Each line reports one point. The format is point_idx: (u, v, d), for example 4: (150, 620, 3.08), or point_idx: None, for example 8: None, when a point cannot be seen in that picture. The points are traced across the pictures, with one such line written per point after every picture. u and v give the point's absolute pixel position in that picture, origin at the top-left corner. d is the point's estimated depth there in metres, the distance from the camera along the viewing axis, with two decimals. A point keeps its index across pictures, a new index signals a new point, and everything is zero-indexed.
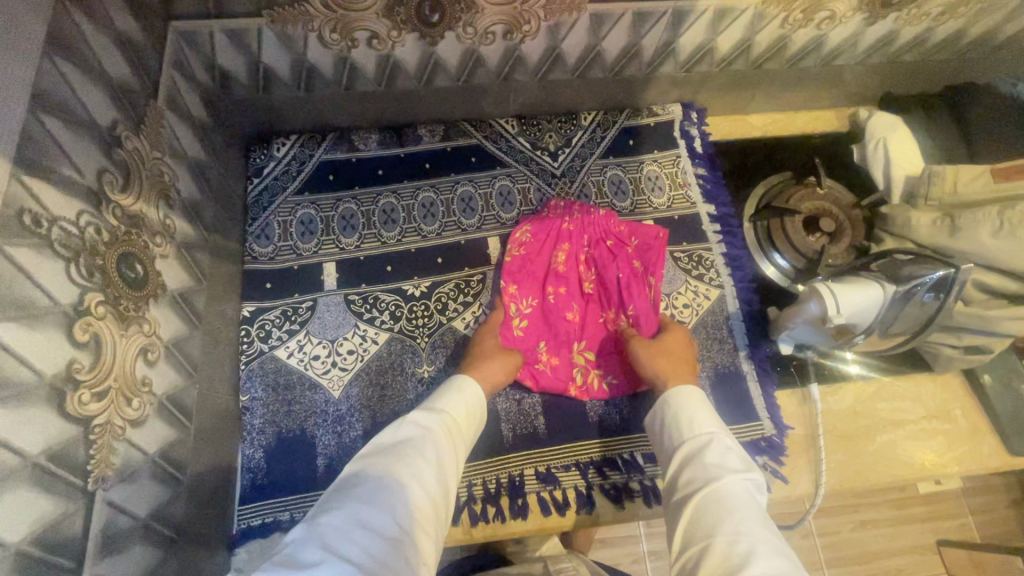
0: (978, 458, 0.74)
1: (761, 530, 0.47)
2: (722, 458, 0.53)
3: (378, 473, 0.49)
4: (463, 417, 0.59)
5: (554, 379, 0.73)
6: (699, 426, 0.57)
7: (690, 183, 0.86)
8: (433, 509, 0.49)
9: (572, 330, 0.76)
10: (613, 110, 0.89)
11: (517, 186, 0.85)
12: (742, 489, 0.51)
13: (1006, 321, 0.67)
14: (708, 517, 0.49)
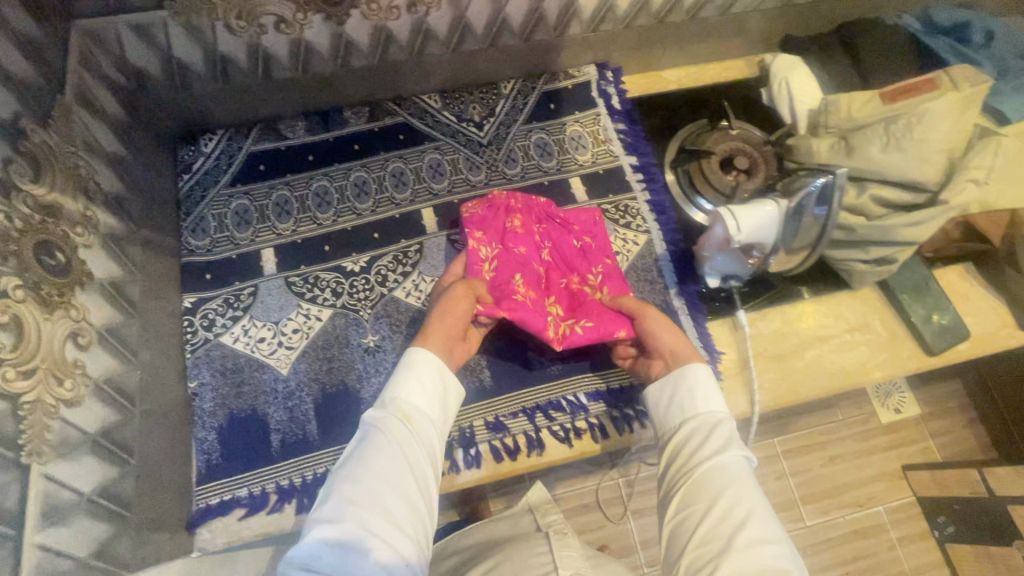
0: (897, 361, 0.80)
1: (759, 507, 0.51)
2: (729, 437, 0.57)
3: (343, 489, 0.51)
4: (425, 398, 0.60)
5: (535, 313, 0.68)
6: (709, 406, 0.60)
7: (612, 138, 0.90)
8: (414, 504, 0.52)
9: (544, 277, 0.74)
10: (532, 77, 0.92)
11: (447, 157, 0.87)
12: (741, 465, 0.55)
13: (903, 228, 0.72)
14: (713, 483, 0.53)
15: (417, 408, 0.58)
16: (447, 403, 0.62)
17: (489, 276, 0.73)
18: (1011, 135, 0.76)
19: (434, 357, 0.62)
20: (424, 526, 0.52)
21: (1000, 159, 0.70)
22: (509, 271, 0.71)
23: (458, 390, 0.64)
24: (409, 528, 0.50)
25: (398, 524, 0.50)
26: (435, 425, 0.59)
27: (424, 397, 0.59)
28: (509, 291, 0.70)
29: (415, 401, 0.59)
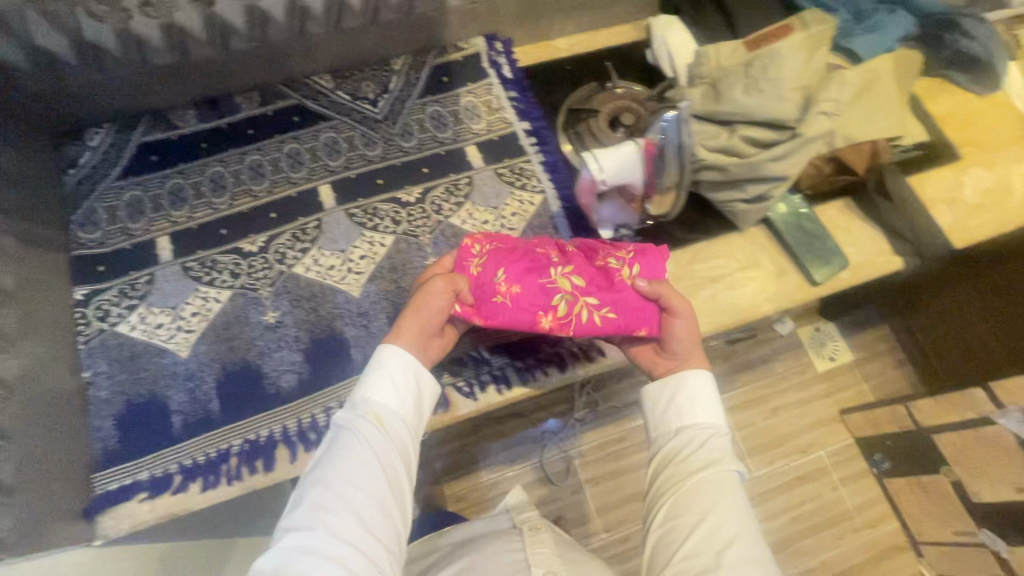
0: (784, 294, 0.84)
1: (749, 521, 0.56)
2: (721, 453, 0.61)
3: (313, 497, 0.53)
4: (397, 397, 0.61)
5: (521, 298, 0.65)
6: (704, 417, 0.63)
7: (504, 106, 0.92)
8: (384, 509, 0.54)
9: (541, 265, 0.68)
10: (422, 53, 0.95)
11: (343, 135, 0.89)
12: (731, 478, 0.59)
13: (769, 164, 0.77)
14: (707, 495, 0.57)
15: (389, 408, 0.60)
16: (422, 398, 0.64)
17: (477, 271, 0.68)
18: (860, 73, 0.82)
19: (407, 357, 0.63)
20: (396, 521, 0.55)
21: (847, 93, 0.75)
22: (494, 266, 0.67)
23: (434, 384, 0.65)
24: (380, 526, 0.53)
25: (368, 524, 0.53)
26: (408, 422, 0.62)
27: (396, 395, 0.61)
28: (489, 290, 0.66)
29: (385, 400, 0.61)
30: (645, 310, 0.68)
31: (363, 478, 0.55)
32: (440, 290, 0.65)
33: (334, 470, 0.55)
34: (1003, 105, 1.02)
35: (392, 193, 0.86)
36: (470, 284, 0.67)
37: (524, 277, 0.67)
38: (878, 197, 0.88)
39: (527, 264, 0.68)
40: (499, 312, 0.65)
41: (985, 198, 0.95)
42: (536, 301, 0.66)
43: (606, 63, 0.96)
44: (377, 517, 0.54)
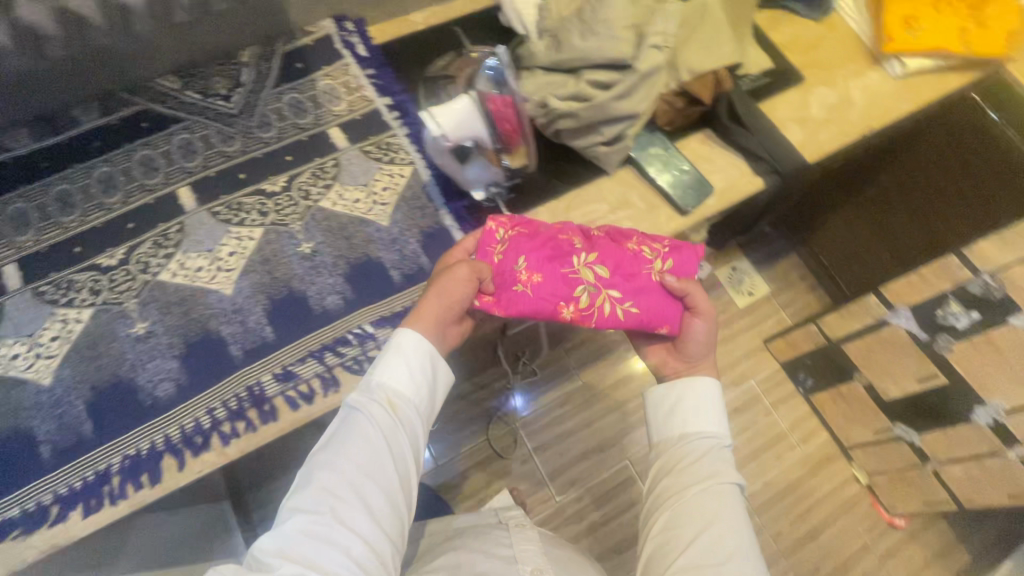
0: (656, 227, 0.89)
1: (747, 538, 0.64)
2: (726, 463, 0.70)
3: (322, 478, 0.60)
4: (410, 387, 0.68)
5: (537, 296, 0.76)
6: (706, 425, 0.73)
7: (364, 84, 0.92)
8: (389, 497, 0.61)
9: (568, 261, 0.78)
10: (271, 42, 0.93)
11: (198, 134, 0.86)
12: (729, 491, 0.67)
13: (615, 104, 0.80)
14: (709, 504, 0.65)
15: (401, 395, 0.67)
16: (434, 389, 0.71)
17: (496, 259, 0.78)
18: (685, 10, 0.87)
19: (425, 342, 0.70)
20: (399, 509, 0.62)
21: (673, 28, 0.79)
22: (515, 255, 0.77)
23: (448, 373, 0.73)
24: (384, 513, 0.60)
25: (373, 511, 0.60)
26: (417, 411, 0.69)
27: (408, 385, 0.68)
28: (512, 279, 0.76)
29: (399, 389, 0.67)
30: (664, 304, 0.78)
31: (374, 466, 0.62)
32: (462, 278, 0.73)
33: (347, 454, 0.61)
34: (836, 28, 1.10)
35: (256, 186, 0.84)
36: (496, 272, 0.77)
37: (545, 267, 0.77)
38: (730, 126, 0.94)
39: (550, 256, 0.77)
40: (519, 300, 0.76)
41: (831, 114, 1.02)
42: (557, 291, 0.76)
43: (455, 27, 0.97)
44: (383, 504, 0.61)
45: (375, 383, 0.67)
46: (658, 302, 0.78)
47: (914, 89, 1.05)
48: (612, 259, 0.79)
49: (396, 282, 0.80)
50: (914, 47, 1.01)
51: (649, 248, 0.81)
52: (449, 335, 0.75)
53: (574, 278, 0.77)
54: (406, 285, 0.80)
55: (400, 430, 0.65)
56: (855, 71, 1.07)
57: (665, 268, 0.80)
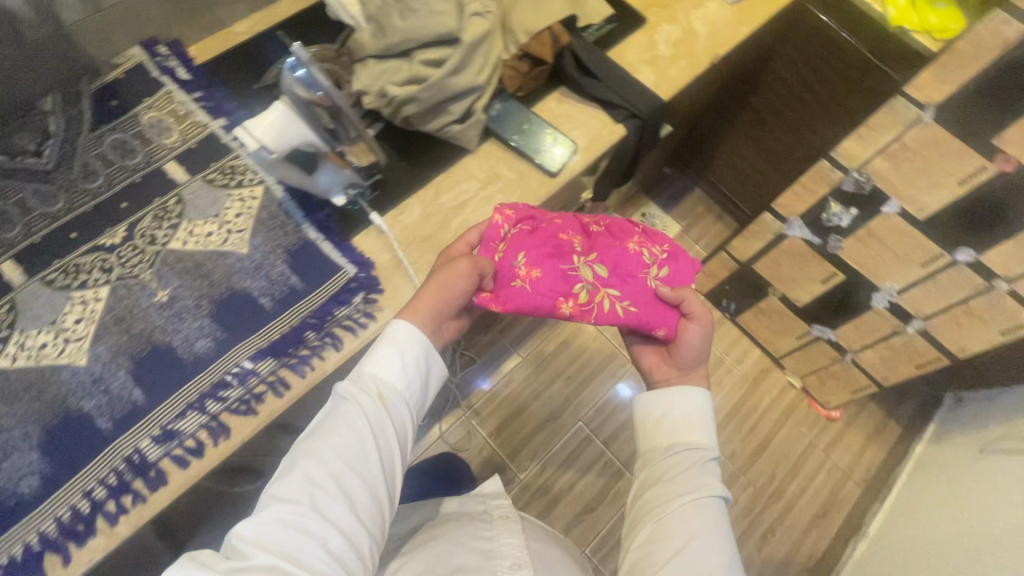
0: (528, 194, 0.89)
1: (728, 549, 0.67)
2: (712, 478, 0.73)
3: (306, 469, 0.60)
4: (399, 379, 0.69)
5: (534, 292, 0.78)
6: (694, 435, 0.76)
7: (193, 110, 0.86)
8: (375, 493, 0.62)
9: (568, 258, 0.81)
10: (77, 83, 0.84)
11: (11, 200, 0.77)
12: (714, 506, 0.70)
13: (451, 80, 0.79)
14: (697, 521, 0.68)
15: (391, 387, 0.68)
16: (425, 383, 0.71)
17: (497, 257, 0.81)
18: None
19: (418, 334, 0.70)
20: (383, 508, 0.62)
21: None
22: (516, 253, 0.79)
23: (442, 367, 0.73)
24: (367, 509, 0.60)
25: (354, 507, 0.59)
26: (408, 406, 0.69)
27: (399, 377, 0.68)
28: (511, 276, 0.79)
29: (390, 381, 0.68)
30: (660, 309, 0.81)
31: (359, 459, 0.62)
32: (464, 273, 0.74)
33: (333, 444, 0.62)
34: None
35: (92, 243, 0.77)
36: (495, 270, 0.80)
37: (544, 262, 0.80)
38: (582, 79, 0.95)
39: (550, 251, 0.80)
40: (517, 295, 0.78)
41: (678, 48, 1.05)
42: (555, 286, 0.78)
43: (279, 30, 0.92)
44: (367, 499, 0.61)
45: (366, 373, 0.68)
46: (654, 306, 0.81)
47: (748, 10, 1.10)
48: (610, 258, 0.82)
49: (268, 309, 0.76)
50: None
51: (649, 250, 0.84)
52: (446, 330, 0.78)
53: (573, 275, 0.80)
54: (280, 310, 0.76)
55: (389, 424, 0.66)
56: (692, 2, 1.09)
57: (662, 275, 0.83)
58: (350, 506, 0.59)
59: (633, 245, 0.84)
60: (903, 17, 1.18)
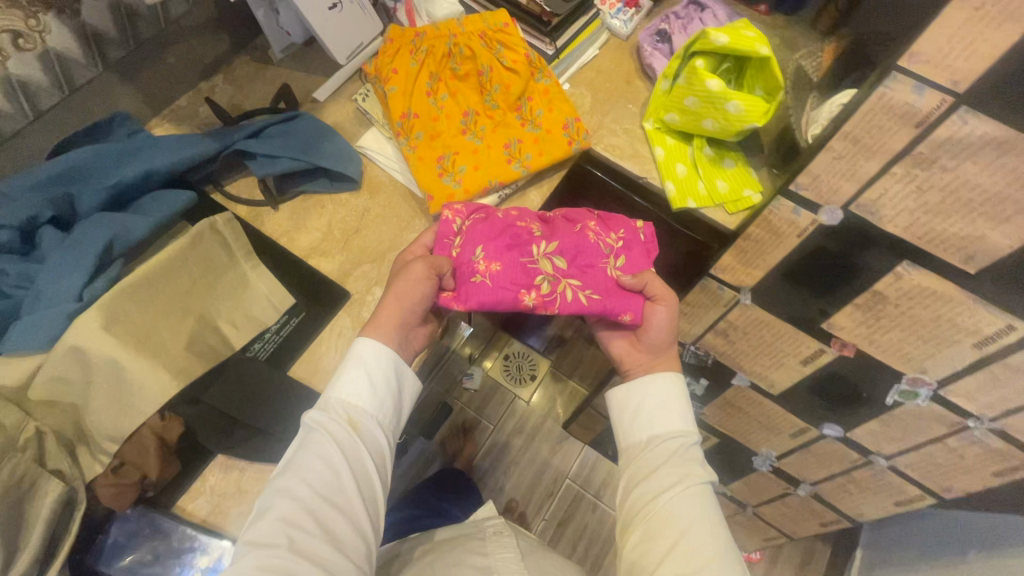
0: None
1: (721, 530, 0.62)
2: (691, 459, 0.68)
3: (278, 508, 0.56)
4: (368, 405, 0.65)
5: (497, 283, 0.66)
6: (669, 423, 0.71)
7: None
8: (354, 519, 0.59)
9: (526, 250, 0.69)
10: None
11: None
12: (700, 493, 0.64)
13: None
14: (685, 505, 0.63)
15: (360, 413, 0.64)
16: (395, 400, 0.68)
17: (455, 253, 0.71)
18: (44, 380, 0.57)
19: (386, 351, 0.67)
20: (364, 531, 0.60)
21: None
22: (471, 246, 0.69)
23: (411, 388, 0.71)
24: (350, 542, 0.57)
25: (334, 542, 0.56)
26: (382, 429, 0.66)
27: (369, 398, 0.65)
28: (470, 272, 0.68)
29: (362, 411, 0.64)
30: (625, 295, 0.71)
31: (336, 496, 0.59)
32: (419, 277, 0.68)
33: (306, 484, 0.58)
34: (378, 194, 0.86)
35: None
36: (454, 269, 0.70)
37: (504, 255, 0.68)
38: (244, 438, 0.67)
39: (508, 244, 0.69)
40: (476, 291, 0.66)
41: None
42: (518, 279, 0.67)
43: None
44: (349, 530, 0.58)
45: (334, 402, 0.64)
46: (618, 293, 0.71)
47: None
48: (568, 247, 0.71)
49: None
50: (455, 196, 0.81)
51: (605, 241, 0.74)
52: (414, 341, 0.73)
53: (532, 267, 0.68)
54: None
55: (364, 447, 0.63)
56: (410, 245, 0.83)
57: (621, 266, 0.73)
58: (331, 537, 0.56)
59: (590, 235, 0.74)
60: (688, 185, 0.92)
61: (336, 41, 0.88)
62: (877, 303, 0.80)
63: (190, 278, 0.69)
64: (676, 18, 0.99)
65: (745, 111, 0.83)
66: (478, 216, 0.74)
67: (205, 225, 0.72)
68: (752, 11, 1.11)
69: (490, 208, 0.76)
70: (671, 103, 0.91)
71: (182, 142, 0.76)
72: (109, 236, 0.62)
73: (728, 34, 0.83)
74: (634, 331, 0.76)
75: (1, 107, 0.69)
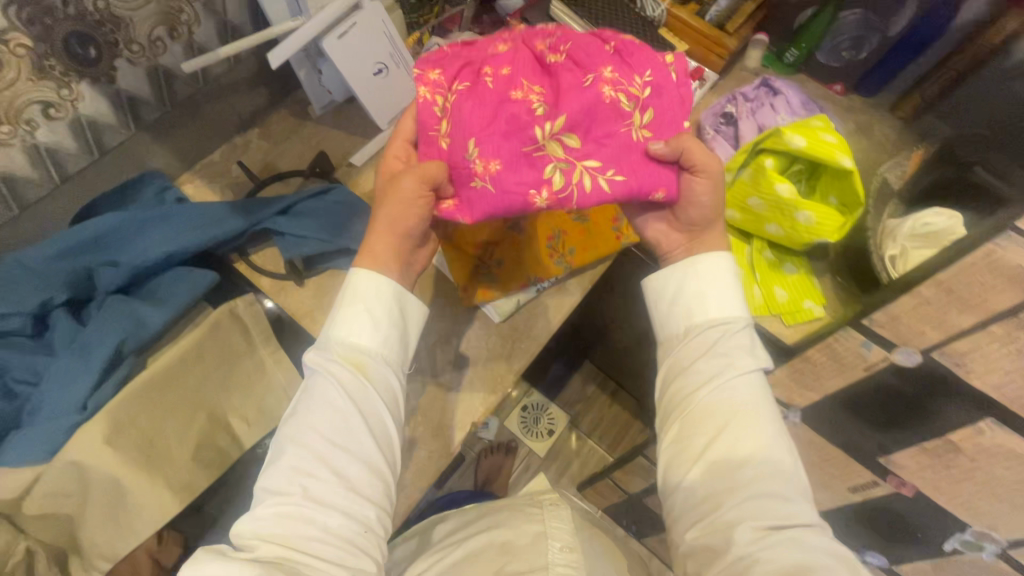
0: None
1: (768, 417, 0.57)
2: (736, 346, 0.60)
3: (288, 453, 0.52)
4: (377, 330, 0.58)
5: (502, 186, 0.58)
6: (714, 305, 0.62)
7: None
8: (368, 455, 0.53)
9: (527, 132, 0.59)
10: None
11: None
12: (749, 386, 0.58)
13: None
14: (727, 396, 0.57)
15: (365, 352, 0.57)
16: (403, 334, 0.60)
17: (445, 143, 0.61)
18: (41, 495, 0.53)
19: (387, 284, 0.59)
20: (378, 463, 0.54)
21: None
22: (463, 141, 0.59)
23: (420, 310, 0.63)
24: (372, 477, 0.53)
25: (354, 483, 0.52)
26: (391, 366, 0.59)
27: (373, 336, 0.57)
28: (467, 175, 0.59)
29: (373, 347, 0.57)
30: (651, 167, 0.61)
31: (351, 430, 0.53)
32: (409, 194, 0.59)
33: (316, 423, 0.53)
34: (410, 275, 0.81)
35: None
36: (449, 169, 0.60)
37: (503, 148, 0.58)
38: None
39: (504, 130, 0.58)
40: (480, 199, 0.59)
41: (414, 426, 0.73)
42: (524, 178, 0.58)
43: None
44: (369, 463, 0.53)
45: (336, 341, 0.57)
46: (643, 164, 0.61)
47: (518, 334, 0.79)
48: (577, 117, 0.60)
49: None
50: (491, 290, 0.78)
51: (625, 90, 0.61)
52: (414, 267, 0.65)
53: (538, 154, 0.59)
54: None
55: (378, 380, 0.57)
56: (437, 335, 0.78)
57: (648, 126, 0.62)
58: (346, 480, 0.51)
59: (602, 89, 0.61)
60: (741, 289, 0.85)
61: (377, 106, 0.84)
62: (949, 452, 0.70)
63: (203, 373, 0.64)
64: (745, 100, 0.91)
65: (817, 224, 0.76)
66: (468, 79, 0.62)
67: (225, 310, 0.68)
68: (825, 91, 1.02)
69: (481, 64, 0.63)
70: (732, 199, 0.84)
71: (208, 216, 0.72)
72: (121, 337, 0.58)
73: (806, 137, 0.75)
74: (670, 207, 0.66)
75: (26, 174, 0.65)
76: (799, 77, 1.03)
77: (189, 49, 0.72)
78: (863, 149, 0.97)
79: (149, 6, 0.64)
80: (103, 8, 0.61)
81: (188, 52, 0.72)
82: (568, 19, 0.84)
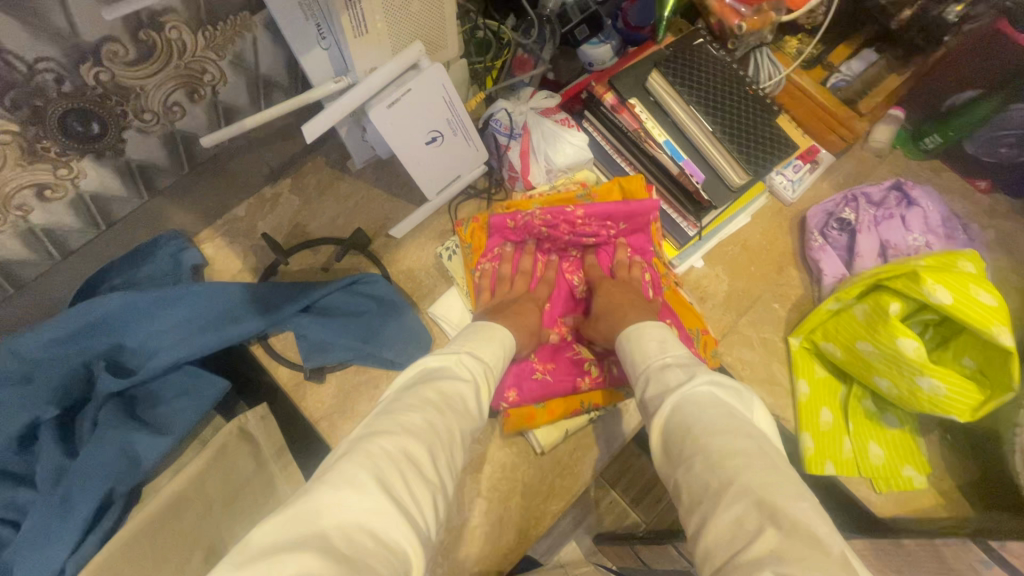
0: None
1: (714, 441, 0.42)
2: (661, 391, 0.49)
3: (427, 415, 0.45)
4: (487, 348, 0.56)
5: (559, 384, 0.69)
6: (645, 348, 0.55)
7: None
8: (461, 459, 0.47)
9: (569, 345, 0.72)
10: None
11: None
12: (695, 403, 0.46)
13: None
14: (675, 445, 0.45)
15: (492, 371, 0.55)
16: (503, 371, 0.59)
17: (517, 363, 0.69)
18: None
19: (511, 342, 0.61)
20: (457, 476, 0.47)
21: None
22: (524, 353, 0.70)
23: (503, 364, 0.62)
24: (454, 475, 0.46)
25: (446, 467, 0.44)
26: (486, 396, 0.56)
27: (497, 362, 0.56)
28: (529, 368, 0.69)
29: (488, 360, 0.55)
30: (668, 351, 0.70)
31: (459, 419, 0.47)
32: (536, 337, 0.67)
33: (433, 396, 0.47)
34: None
35: None
36: (512, 368, 0.69)
37: (554, 362, 0.70)
38: None
39: (553, 348, 0.72)
40: (539, 386, 0.69)
41: (434, 569, 0.64)
42: (571, 377, 0.69)
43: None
44: (458, 461, 0.47)
45: (473, 352, 0.55)
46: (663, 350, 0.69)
47: (560, 468, 0.69)
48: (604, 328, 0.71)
49: None
50: (536, 416, 0.68)
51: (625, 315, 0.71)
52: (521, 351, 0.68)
53: (577, 359, 0.71)
54: None
55: (486, 387, 0.53)
56: (468, 458, 0.69)
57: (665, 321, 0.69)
58: (447, 475, 0.44)
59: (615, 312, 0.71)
60: (828, 441, 0.71)
61: (426, 175, 0.70)
62: None
63: (204, 502, 0.56)
64: (868, 202, 0.75)
65: (944, 396, 0.61)
66: (506, 291, 0.70)
67: (234, 429, 0.61)
68: (965, 184, 0.84)
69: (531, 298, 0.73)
70: (837, 334, 0.70)
71: (225, 312, 0.63)
72: (109, 486, 0.52)
73: (952, 290, 0.60)
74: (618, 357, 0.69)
75: (21, 256, 0.57)
76: (934, 163, 0.85)
77: (213, 108, 0.61)
78: (1003, 267, 0.79)
79: (165, 71, 0.53)
80: (108, 80, 0.49)
81: (212, 111, 0.61)
82: (670, 100, 0.70)
